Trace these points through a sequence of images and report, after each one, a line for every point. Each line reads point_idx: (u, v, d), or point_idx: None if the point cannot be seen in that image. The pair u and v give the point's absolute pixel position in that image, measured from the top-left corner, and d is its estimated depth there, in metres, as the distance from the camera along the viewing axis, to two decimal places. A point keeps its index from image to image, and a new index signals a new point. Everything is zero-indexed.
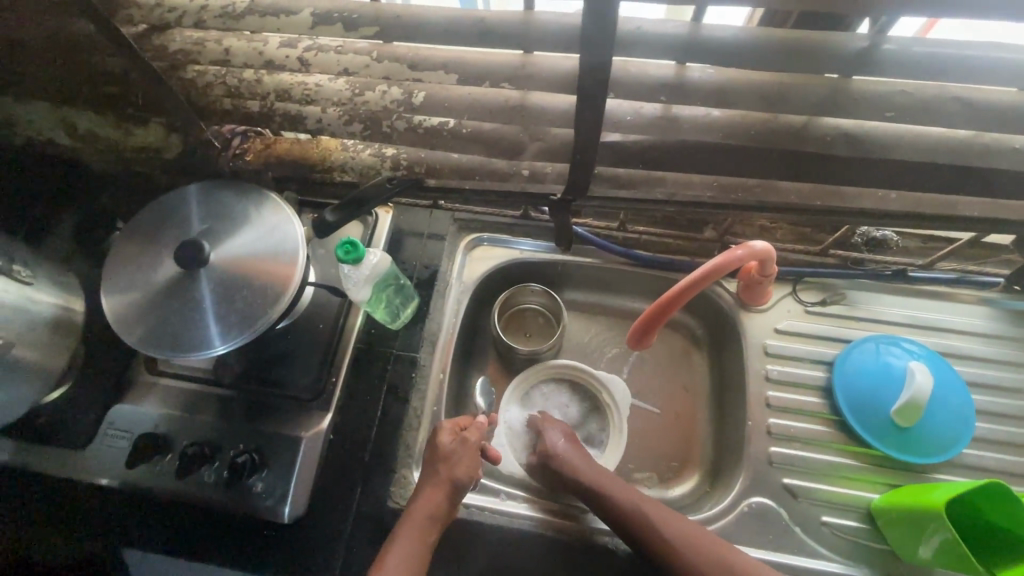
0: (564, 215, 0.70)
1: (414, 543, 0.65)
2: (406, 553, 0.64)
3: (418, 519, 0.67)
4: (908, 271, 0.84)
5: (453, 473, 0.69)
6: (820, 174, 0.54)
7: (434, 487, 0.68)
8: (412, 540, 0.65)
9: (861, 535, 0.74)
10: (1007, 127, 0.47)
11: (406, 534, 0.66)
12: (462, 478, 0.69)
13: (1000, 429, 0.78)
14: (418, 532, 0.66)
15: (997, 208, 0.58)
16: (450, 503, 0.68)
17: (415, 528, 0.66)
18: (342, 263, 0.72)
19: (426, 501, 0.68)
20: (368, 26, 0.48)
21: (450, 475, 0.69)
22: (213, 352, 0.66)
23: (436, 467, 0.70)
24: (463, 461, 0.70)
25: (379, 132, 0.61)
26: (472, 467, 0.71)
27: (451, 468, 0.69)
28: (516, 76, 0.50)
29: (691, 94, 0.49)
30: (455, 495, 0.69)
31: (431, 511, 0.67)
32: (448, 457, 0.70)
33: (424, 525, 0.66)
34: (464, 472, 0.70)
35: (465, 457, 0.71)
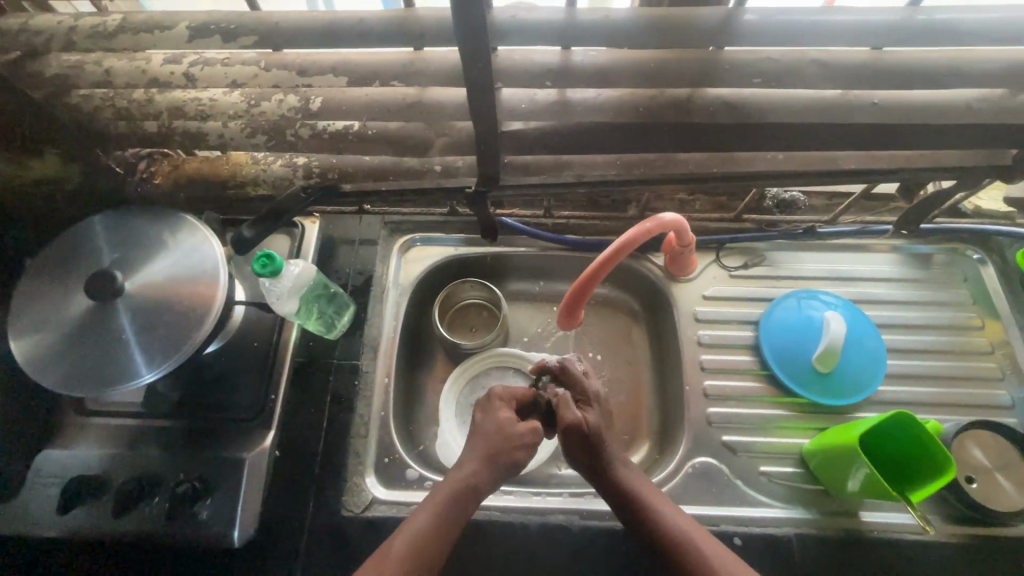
0: (483, 207, 0.71)
1: (446, 513, 0.61)
2: (434, 526, 0.60)
3: (460, 488, 0.63)
4: (817, 228, 0.88)
5: (513, 450, 0.66)
6: (710, 143, 0.57)
7: (486, 457, 0.65)
8: (443, 510, 0.62)
9: (798, 479, 0.78)
10: (863, 83, 0.50)
11: (437, 503, 0.62)
12: (521, 457, 0.67)
13: (912, 364, 0.84)
14: (455, 504, 0.62)
15: (874, 159, 0.62)
16: (501, 476, 0.65)
17: (455, 498, 0.62)
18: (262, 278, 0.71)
19: (476, 474, 0.64)
20: (246, 35, 0.48)
21: (510, 451, 0.66)
22: (138, 382, 0.64)
23: (491, 437, 0.67)
24: (525, 439, 0.67)
25: (284, 142, 0.61)
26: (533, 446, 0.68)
27: (511, 444, 0.66)
28: (406, 73, 0.51)
29: (576, 77, 0.51)
30: (507, 471, 0.66)
31: (475, 482, 0.64)
32: (509, 431, 0.67)
33: (465, 498, 0.63)
34: (524, 451, 0.67)
35: (529, 435, 0.68)
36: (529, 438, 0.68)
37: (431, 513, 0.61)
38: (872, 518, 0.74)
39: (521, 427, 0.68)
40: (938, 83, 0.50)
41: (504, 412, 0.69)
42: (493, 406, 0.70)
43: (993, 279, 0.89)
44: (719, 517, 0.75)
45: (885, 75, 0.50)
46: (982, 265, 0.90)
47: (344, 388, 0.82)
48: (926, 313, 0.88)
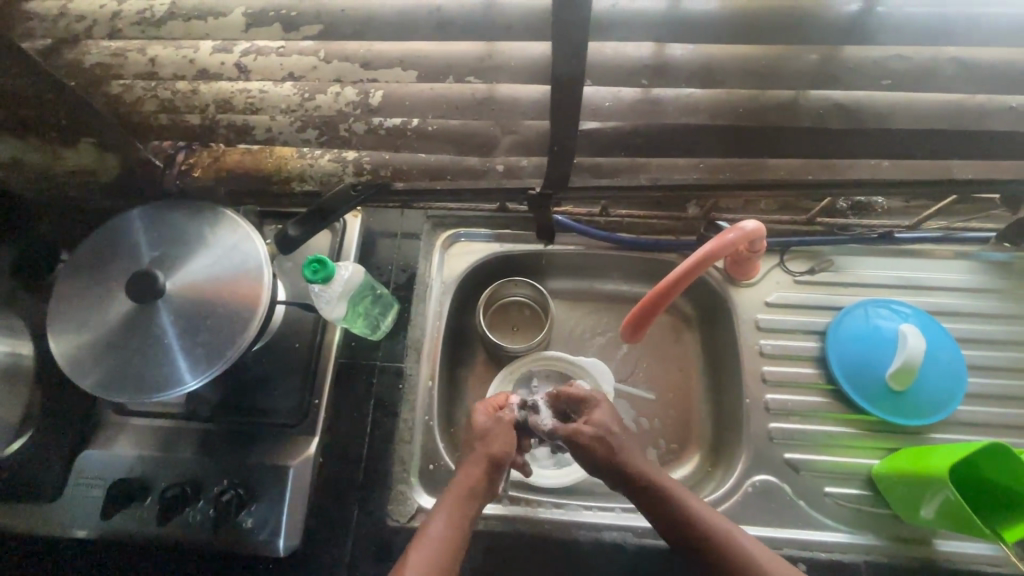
0: (544, 209, 0.66)
1: (453, 522, 0.60)
2: (443, 537, 0.59)
3: (456, 496, 0.62)
4: (894, 233, 0.82)
5: (489, 449, 0.65)
6: (811, 148, 0.51)
7: (473, 462, 0.65)
8: (448, 520, 0.60)
9: (864, 502, 0.74)
10: (1008, 87, 0.44)
11: (445, 515, 0.61)
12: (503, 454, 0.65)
13: (991, 382, 0.79)
14: (459, 510, 0.61)
15: (991, 169, 0.56)
16: (492, 476, 0.64)
17: (454, 505, 0.62)
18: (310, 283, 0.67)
19: (469, 478, 0.64)
20: (310, 24, 0.43)
21: (487, 450, 0.65)
22: (182, 389, 0.61)
23: (473, 447, 0.67)
24: (498, 437, 0.67)
25: (337, 137, 0.56)
26: (510, 443, 0.67)
27: (486, 445, 0.66)
28: (482, 68, 0.45)
29: (673, 74, 0.45)
30: (497, 471, 0.65)
31: (470, 486, 0.63)
32: (484, 434, 0.67)
33: (462, 505, 0.62)
34: (501, 448, 0.66)
35: (502, 431, 0.67)
36: (504, 436, 0.67)
37: (437, 524, 0.60)
38: (944, 547, 0.71)
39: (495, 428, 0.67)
40: None
41: (481, 418, 0.69)
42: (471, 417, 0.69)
43: None
44: (781, 540, 0.72)
45: None
46: None
47: (388, 392, 0.79)
48: (1008, 327, 0.82)
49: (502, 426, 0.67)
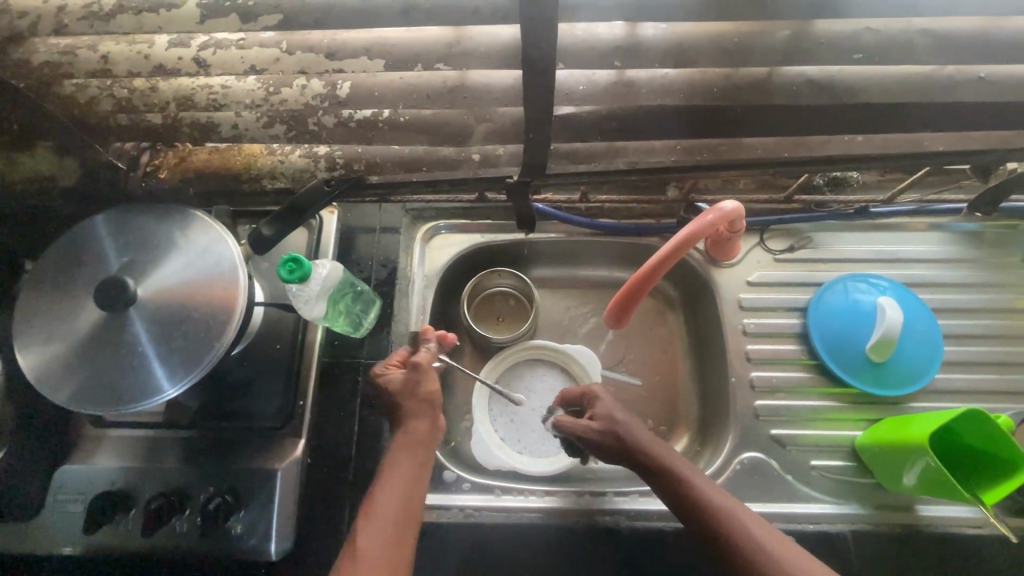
0: (523, 198, 0.65)
1: (401, 484, 0.61)
2: (395, 503, 0.59)
3: (399, 454, 0.63)
4: (871, 208, 0.83)
5: (419, 392, 0.66)
6: (788, 125, 0.51)
7: (414, 416, 0.65)
8: (399, 480, 0.61)
9: (848, 473, 0.75)
10: (977, 56, 0.44)
11: (390, 480, 0.61)
12: (433, 390, 0.67)
13: (967, 350, 0.80)
14: (410, 466, 0.62)
15: (963, 140, 0.56)
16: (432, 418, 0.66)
17: (405, 465, 0.62)
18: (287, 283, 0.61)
19: (413, 431, 0.64)
20: (268, 14, 0.41)
21: (418, 399, 0.66)
22: (161, 398, 0.60)
23: (403, 406, 0.65)
24: (420, 381, 0.66)
25: (306, 131, 0.55)
26: (434, 378, 0.68)
27: (414, 393, 0.66)
28: (451, 55, 0.44)
29: (645, 55, 0.44)
30: (433, 410, 0.66)
31: (414, 445, 0.63)
32: (406, 387, 0.66)
33: (409, 455, 0.63)
34: (429, 388, 0.67)
35: (421, 373, 0.67)
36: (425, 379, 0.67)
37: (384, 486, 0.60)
38: (926, 512, 0.72)
39: (417, 374, 0.66)
40: None
41: (395, 378, 0.67)
42: (385, 384, 0.66)
43: None
44: (769, 515, 0.73)
45: (1006, 47, 0.43)
46: None
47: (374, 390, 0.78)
48: (981, 295, 0.83)
49: (418, 373, 0.67)
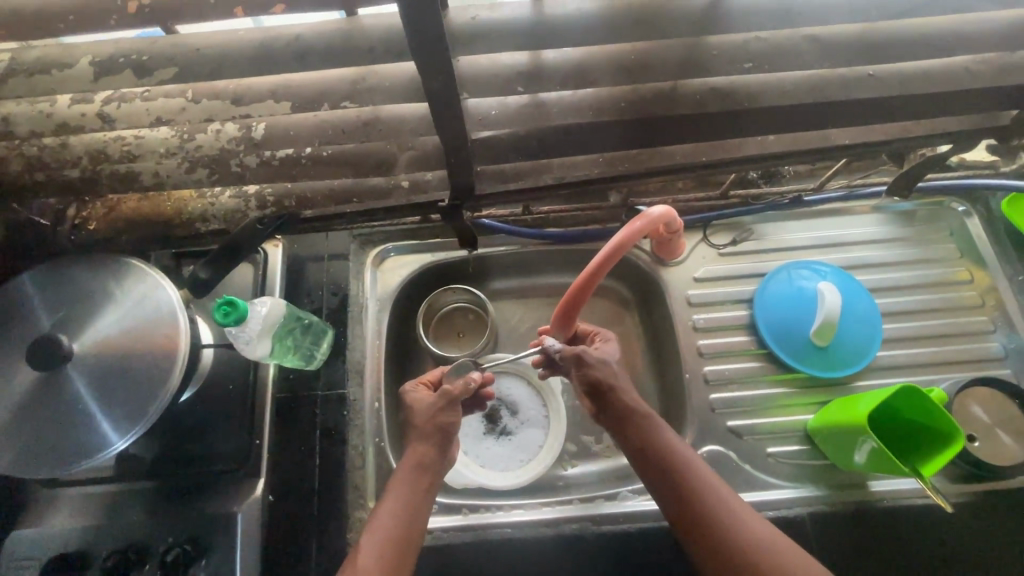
0: (460, 219, 0.65)
1: (398, 497, 0.64)
2: (393, 519, 0.62)
3: (406, 476, 0.65)
4: (805, 197, 0.83)
5: (437, 421, 0.69)
6: (698, 132, 0.52)
7: (422, 439, 0.68)
8: (401, 503, 0.64)
9: (803, 457, 0.77)
10: (862, 57, 0.45)
11: (394, 499, 0.64)
12: (451, 421, 0.69)
13: (906, 326, 0.84)
14: (411, 493, 0.65)
15: (868, 132, 0.58)
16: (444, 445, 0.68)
17: (409, 479, 0.65)
18: (223, 326, 0.61)
19: (416, 456, 0.67)
20: (164, 67, 0.41)
21: (433, 425, 0.69)
22: (107, 454, 0.59)
23: (417, 426, 0.69)
24: (443, 410, 0.70)
25: (229, 173, 0.54)
26: (457, 410, 0.71)
27: (431, 419, 0.69)
28: (356, 92, 0.44)
29: (548, 79, 0.45)
30: (446, 440, 0.69)
31: (418, 460, 0.66)
32: (424, 409, 0.70)
33: (413, 479, 0.65)
34: (449, 418, 0.69)
35: (446, 404, 0.70)
36: (452, 409, 0.70)
37: (388, 503, 0.64)
38: (877, 486, 0.75)
39: (439, 401, 0.70)
40: (943, 55, 0.46)
41: (420, 400, 0.71)
42: (410, 403, 0.71)
43: (979, 229, 0.88)
44: None
45: (888, 47, 0.45)
46: (966, 216, 0.89)
47: (334, 420, 0.78)
48: (915, 272, 0.87)
49: (446, 399, 0.70)
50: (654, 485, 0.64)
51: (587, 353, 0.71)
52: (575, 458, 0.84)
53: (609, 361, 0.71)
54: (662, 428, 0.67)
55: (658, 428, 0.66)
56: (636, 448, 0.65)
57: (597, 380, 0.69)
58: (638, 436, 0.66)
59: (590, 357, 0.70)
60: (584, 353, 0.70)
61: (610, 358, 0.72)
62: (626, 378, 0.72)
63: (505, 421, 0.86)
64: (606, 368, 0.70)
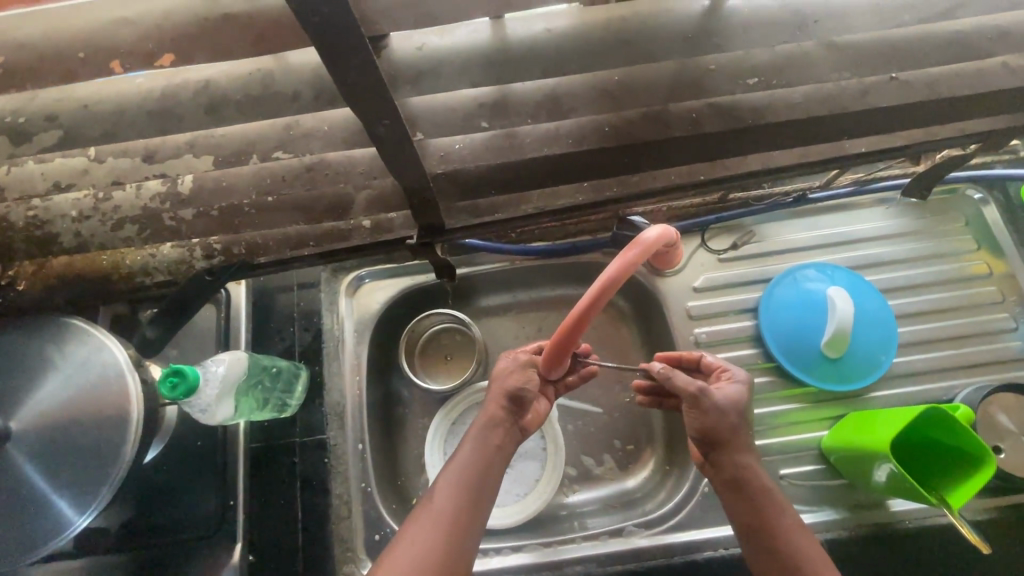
0: (433, 253, 0.59)
1: (470, 467, 0.60)
2: (452, 490, 0.58)
3: (480, 431, 0.63)
4: (808, 194, 0.77)
5: (507, 384, 0.64)
6: (696, 154, 0.45)
7: (493, 397, 0.65)
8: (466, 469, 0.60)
9: (818, 477, 0.73)
10: (885, 66, 0.38)
11: (456, 468, 0.60)
12: (524, 390, 0.64)
13: (922, 329, 0.78)
14: (478, 458, 0.61)
15: (885, 137, 0.51)
16: (519, 411, 0.64)
17: (479, 442, 0.62)
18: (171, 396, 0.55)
19: (490, 415, 0.64)
20: (47, 130, 0.34)
21: (504, 387, 0.64)
22: (59, 541, 0.54)
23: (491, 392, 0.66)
24: (518, 375, 0.65)
25: (161, 230, 0.47)
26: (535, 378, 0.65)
27: (504, 382, 0.65)
28: (290, 139, 0.37)
29: (516, 112, 0.38)
30: (519, 404, 0.64)
31: (488, 429, 0.63)
32: (503, 374, 0.66)
33: (485, 434, 0.62)
34: (521, 384, 0.64)
35: (522, 371, 0.65)
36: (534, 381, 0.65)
37: (451, 472, 0.60)
38: (898, 506, 0.70)
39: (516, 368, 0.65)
40: (982, 56, 0.39)
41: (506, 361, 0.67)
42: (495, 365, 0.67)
43: (995, 217, 0.82)
44: None
45: (916, 53, 0.38)
46: (982, 204, 0.83)
47: (315, 469, 0.72)
48: (929, 268, 0.81)
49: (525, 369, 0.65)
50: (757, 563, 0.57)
51: (707, 394, 0.60)
52: (576, 484, 0.80)
53: (730, 411, 0.60)
54: (782, 510, 0.58)
55: (775, 505, 0.58)
56: (731, 491, 0.60)
57: (708, 427, 0.60)
58: (747, 510, 0.58)
59: (707, 400, 0.60)
60: (704, 394, 0.59)
61: (731, 406, 0.60)
62: (750, 435, 0.62)
63: None
64: (725, 419, 0.60)
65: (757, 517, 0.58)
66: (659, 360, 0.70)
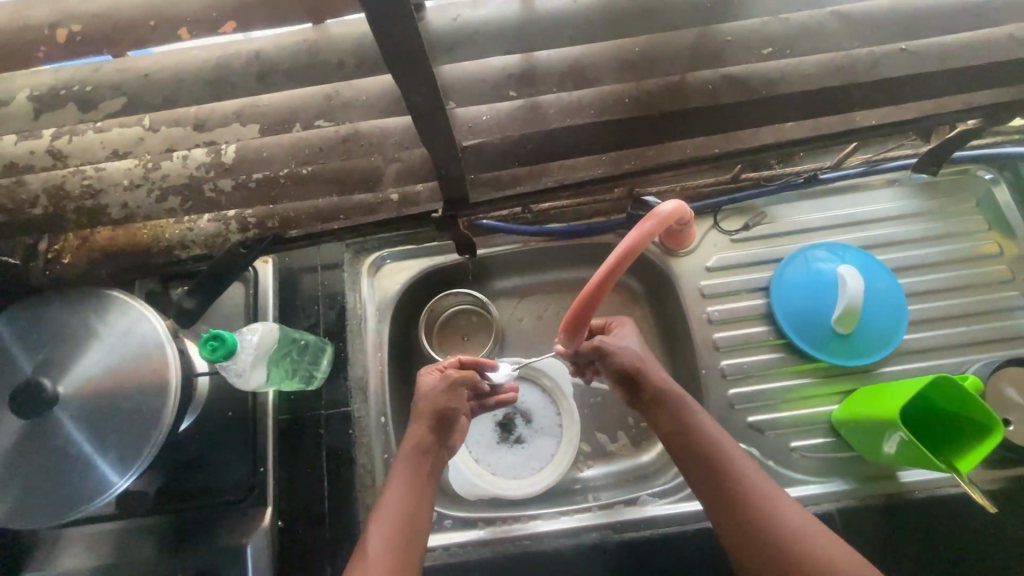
0: (456, 228, 0.61)
1: (411, 479, 0.65)
2: (398, 504, 0.63)
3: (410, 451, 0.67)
4: (819, 174, 0.78)
5: (432, 405, 0.69)
6: (711, 125, 0.47)
7: (417, 420, 0.70)
8: (409, 482, 0.65)
9: (828, 450, 0.75)
10: (893, 36, 0.40)
11: (399, 484, 0.65)
12: (449, 408, 0.70)
13: (932, 307, 0.79)
14: (410, 476, 0.65)
15: (896, 110, 0.53)
16: (441, 432, 0.69)
17: (411, 464, 0.66)
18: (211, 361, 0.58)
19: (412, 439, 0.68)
20: (110, 98, 0.36)
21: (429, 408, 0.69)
22: (104, 499, 0.57)
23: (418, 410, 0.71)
24: (441, 395, 0.70)
25: (203, 201, 0.50)
26: (457, 399, 0.70)
27: (428, 403, 0.70)
28: (331, 108, 0.40)
29: (542, 82, 0.40)
30: (445, 424, 0.69)
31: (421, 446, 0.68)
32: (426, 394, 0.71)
33: (413, 462, 0.66)
34: (444, 406, 0.70)
35: (444, 391, 0.70)
36: (455, 396, 0.71)
37: (396, 487, 0.65)
38: (906, 478, 0.72)
39: (438, 387, 0.70)
40: (989, 24, 0.41)
41: (428, 380, 0.73)
42: (418, 385, 0.73)
43: (1007, 197, 0.83)
44: None
45: (924, 22, 0.40)
46: (994, 184, 0.84)
47: (340, 440, 0.75)
48: (939, 247, 0.82)
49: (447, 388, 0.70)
50: (693, 478, 0.64)
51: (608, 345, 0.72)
52: (590, 459, 0.82)
53: (630, 355, 0.72)
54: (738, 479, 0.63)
55: (695, 416, 0.67)
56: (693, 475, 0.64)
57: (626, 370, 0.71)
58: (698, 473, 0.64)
59: (610, 346, 0.72)
60: (603, 342, 0.71)
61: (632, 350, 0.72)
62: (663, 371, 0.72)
63: (518, 428, 0.83)
64: (630, 356, 0.71)
65: (711, 482, 0.63)
66: None
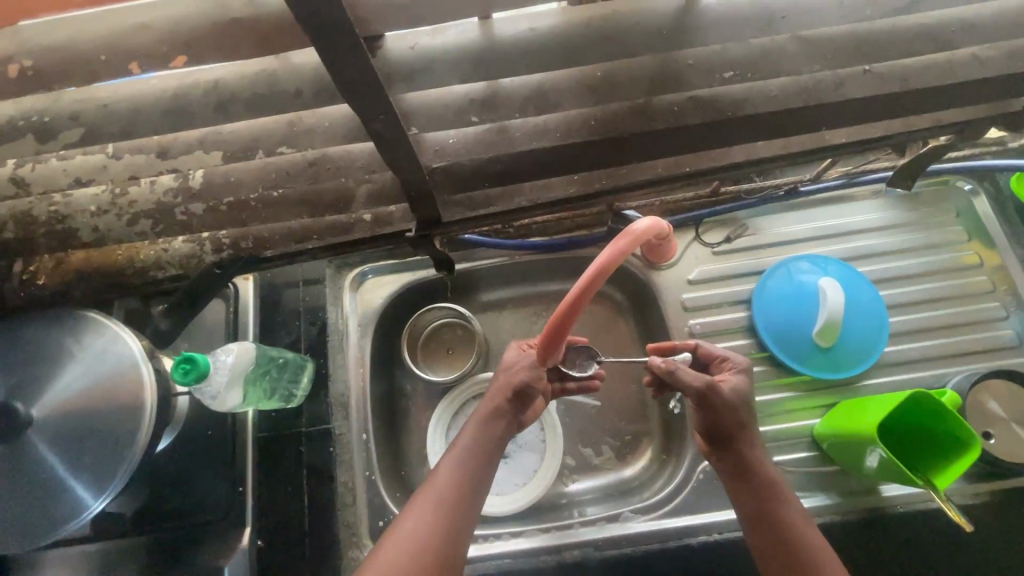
0: (431, 246, 0.61)
1: (470, 453, 0.61)
2: (451, 476, 0.59)
3: (482, 417, 0.63)
4: (798, 187, 0.78)
5: (514, 378, 0.64)
6: (679, 145, 0.47)
7: (496, 389, 0.64)
8: (470, 459, 0.60)
9: (810, 463, 0.74)
10: (855, 59, 0.41)
11: (456, 457, 0.61)
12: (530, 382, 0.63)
13: (913, 319, 0.79)
14: (474, 449, 0.61)
15: (865, 128, 0.53)
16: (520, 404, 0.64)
17: (480, 431, 0.62)
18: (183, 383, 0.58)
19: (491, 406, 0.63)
20: (69, 129, 0.37)
21: (509, 381, 0.64)
22: (78, 522, 0.56)
23: (496, 380, 0.65)
24: (530, 368, 0.64)
25: (174, 224, 0.50)
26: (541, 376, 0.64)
27: (511, 375, 0.64)
28: (293, 135, 0.40)
29: (504, 107, 0.40)
30: (523, 400, 0.64)
31: (491, 416, 0.63)
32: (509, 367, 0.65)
33: (488, 424, 0.62)
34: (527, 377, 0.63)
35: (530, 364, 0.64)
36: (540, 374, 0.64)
37: (451, 460, 0.60)
38: (887, 492, 0.71)
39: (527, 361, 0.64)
40: (950, 47, 0.41)
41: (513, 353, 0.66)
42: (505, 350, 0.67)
43: (986, 208, 0.84)
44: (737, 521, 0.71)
45: (883, 46, 0.40)
46: (974, 195, 0.84)
47: (320, 457, 0.75)
48: (920, 258, 0.82)
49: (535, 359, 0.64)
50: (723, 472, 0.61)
51: (715, 390, 0.58)
52: (573, 474, 0.82)
53: (737, 405, 0.59)
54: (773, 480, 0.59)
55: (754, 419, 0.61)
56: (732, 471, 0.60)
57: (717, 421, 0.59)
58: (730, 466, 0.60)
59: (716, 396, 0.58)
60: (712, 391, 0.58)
61: (737, 399, 0.60)
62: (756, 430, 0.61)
63: None
64: (737, 403, 0.59)
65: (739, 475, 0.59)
66: (653, 351, 0.68)
